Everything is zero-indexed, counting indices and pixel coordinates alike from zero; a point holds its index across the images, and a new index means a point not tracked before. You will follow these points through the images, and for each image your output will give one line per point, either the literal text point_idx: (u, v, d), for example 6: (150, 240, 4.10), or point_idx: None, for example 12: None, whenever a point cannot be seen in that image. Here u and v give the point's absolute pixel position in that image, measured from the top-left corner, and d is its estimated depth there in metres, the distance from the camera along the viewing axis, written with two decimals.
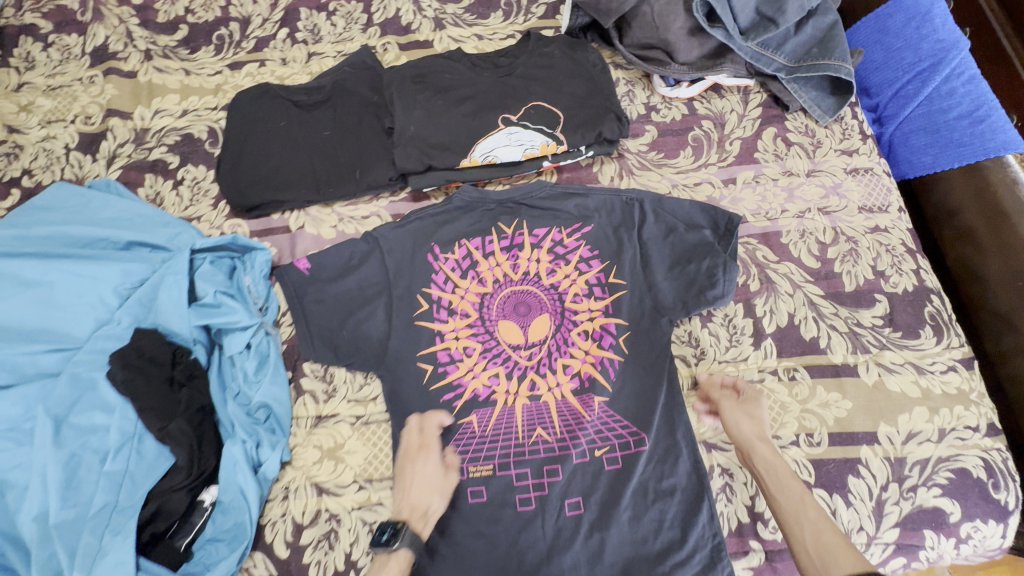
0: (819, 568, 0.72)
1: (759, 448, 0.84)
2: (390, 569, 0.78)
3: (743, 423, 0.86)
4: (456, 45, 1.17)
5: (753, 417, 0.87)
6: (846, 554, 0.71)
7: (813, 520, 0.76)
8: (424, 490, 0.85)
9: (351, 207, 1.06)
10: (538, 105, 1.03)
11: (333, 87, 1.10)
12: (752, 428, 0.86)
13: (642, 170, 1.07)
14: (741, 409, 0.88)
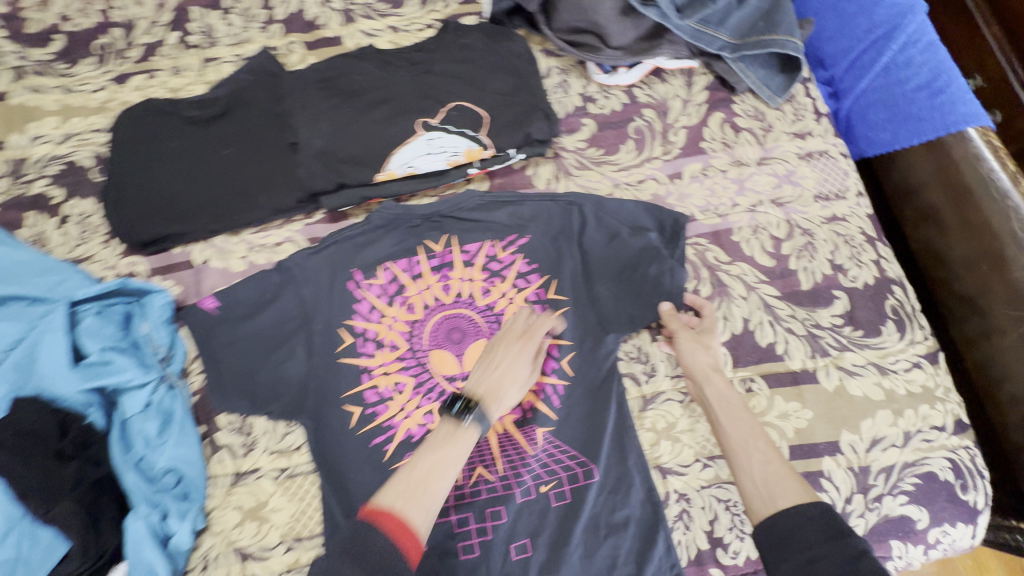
0: (765, 496, 0.67)
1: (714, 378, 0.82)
2: (456, 441, 0.69)
3: (697, 354, 0.84)
4: (369, 40, 1.05)
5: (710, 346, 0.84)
6: (792, 485, 0.67)
7: (761, 452, 0.72)
8: (507, 373, 0.78)
9: (261, 234, 0.95)
10: (459, 106, 0.93)
11: (229, 98, 0.97)
12: (707, 360, 0.84)
13: (580, 170, 0.98)
14: (697, 341, 0.85)
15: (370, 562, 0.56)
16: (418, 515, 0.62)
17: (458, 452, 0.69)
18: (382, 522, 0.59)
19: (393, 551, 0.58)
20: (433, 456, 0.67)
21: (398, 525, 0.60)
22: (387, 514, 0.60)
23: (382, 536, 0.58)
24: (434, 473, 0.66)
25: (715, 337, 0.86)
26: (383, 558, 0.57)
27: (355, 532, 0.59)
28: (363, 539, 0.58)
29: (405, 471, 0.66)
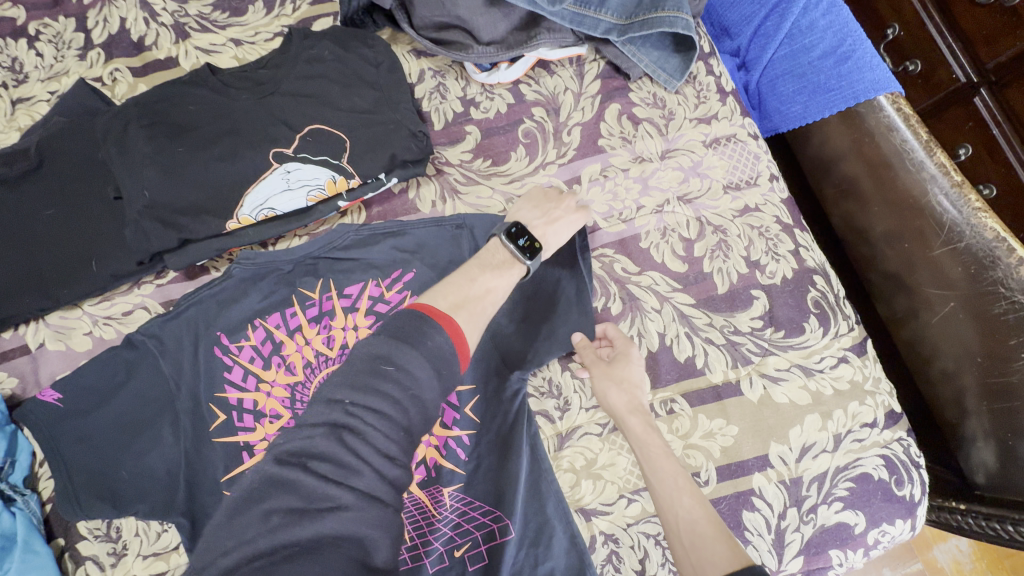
0: (693, 564, 0.57)
1: (635, 419, 0.73)
2: (505, 271, 0.72)
3: (612, 393, 0.75)
4: (209, 58, 0.90)
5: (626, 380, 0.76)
6: (721, 547, 0.57)
7: (688, 505, 0.62)
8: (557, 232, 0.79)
9: (106, 304, 0.82)
10: (313, 130, 0.80)
11: (40, 147, 0.81)
12: (622, 397, 0.75)
13: (468, 186, 0.87)
14: (610, 376, 0.76)
15: (429, 350, 0.54)
16: (471, 330, 0.61)
17: (508, 280, 0.71)
18: (449, 322, 0.58)
19: (450, 349, 0.56)
20: (489, 284, 0.69)
21: (456, 329, 0.58)
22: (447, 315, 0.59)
23: (446, 335, 0.56)
24: (485, 298, 0.67)
25: (632, 366, 0.77)
26: (438, 357, 0.54)
27: (414, 320, 0.57)
28: (423, 329, 0.56)
29: (465, 286, 0.67)
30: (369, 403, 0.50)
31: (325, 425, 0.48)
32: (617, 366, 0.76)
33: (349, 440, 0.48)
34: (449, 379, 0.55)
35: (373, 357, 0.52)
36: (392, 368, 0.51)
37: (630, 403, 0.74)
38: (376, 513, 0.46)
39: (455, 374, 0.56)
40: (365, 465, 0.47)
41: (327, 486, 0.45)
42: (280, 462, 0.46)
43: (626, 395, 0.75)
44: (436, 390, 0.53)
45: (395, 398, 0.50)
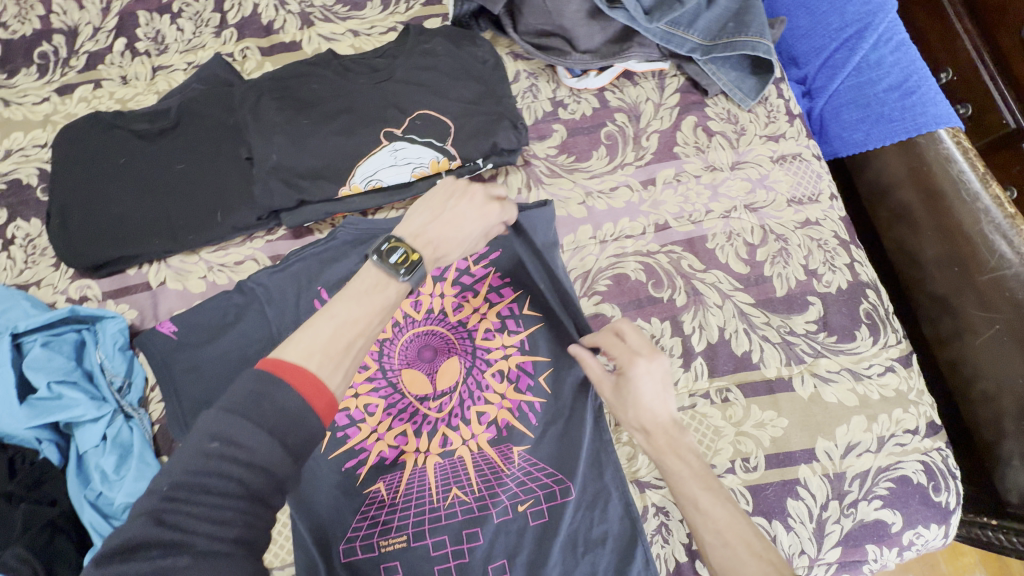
0: None
1: (657, 437, 0.73)
2: (377, 298, 0.66)
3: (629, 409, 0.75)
4: (329, 44, 1.00)
5: (640, 399, 0.75)
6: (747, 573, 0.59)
7: (711, 527, 0.64)
8: (448, 235, 0.75)
9: (221, 252, 0.92)
10: (423, 114, 0.89)
11: (180, 109, 0.92)
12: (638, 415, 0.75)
13: (552, 178, 0.95)
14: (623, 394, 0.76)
15: (269, 416, 0.53)
16: (329, 373, 0.58)
17: (384, 306, 0.67)
18: (296, 376, 0.56)
19: (303, 408, 0.55)
20: (358, 313, 0.64)
21: (308, 380, 0.56)
22: (301, 369, 0.56)
23: (294, 392, 0.55)
24: (353, 329, 0.63)
25: (640, 384, 0.75)
26: (286, 420, 0.53)
27: (261, 383, 0.54)
28: (265, 395, 0.53)
29: (320, 323, 0.62)
30: (207, 485, 0.49)
31: (140, 515, 0.48)
32: (626, 387, 0.76)
33: (172, 518, 0.48)
34: (298, 435, 0.54)
35: (198, 440, 0.51)
36: (218, 445, 0.51)
37: (648, 420, 0.75)
38: (217, 567, 0.48)
39: (309, 428, 0.55)
40: (191, 535, 0.48)
41: (158, 563, 0.46)
42: (100, 560, 0.45)
43: (642, 417, 0.75)
44: (277, 452, 0.52)
45: (229, 471, 0.50)
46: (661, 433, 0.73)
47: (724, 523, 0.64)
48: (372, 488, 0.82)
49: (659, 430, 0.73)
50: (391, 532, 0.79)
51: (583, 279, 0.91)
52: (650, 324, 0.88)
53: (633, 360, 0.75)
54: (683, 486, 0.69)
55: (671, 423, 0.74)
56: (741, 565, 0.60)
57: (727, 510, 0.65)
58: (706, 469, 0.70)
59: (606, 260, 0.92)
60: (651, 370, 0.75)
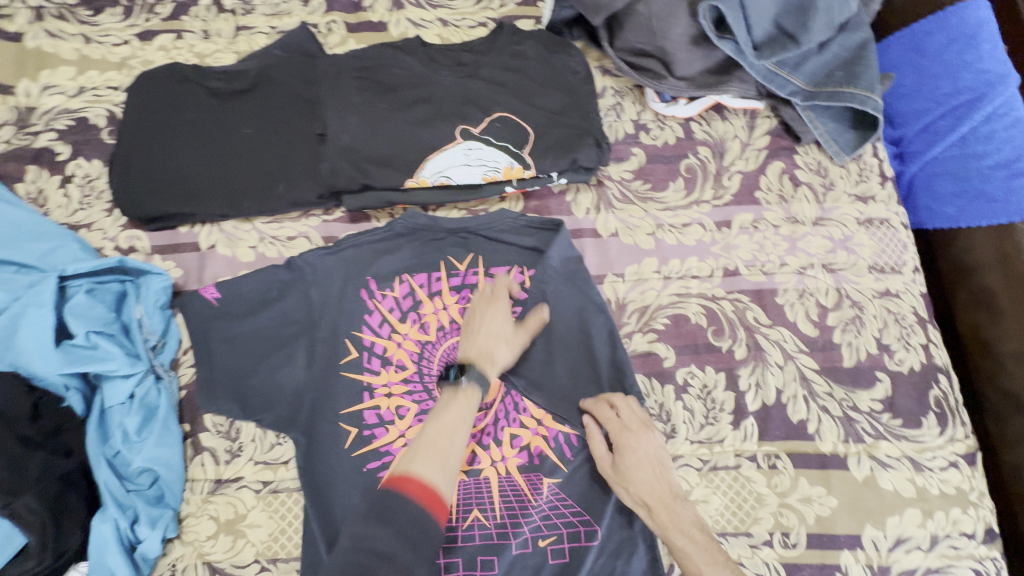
0: None
1: (659, 512, 0.72)
2: (456, 406, 0.72)
3: (639, 479, 0.74)
4: (416, 30, 0.97)
5: (637, 474, 0.74)
6: None
7: None
8: (491, 336, 0.79)
9: (275, 225, 0.89)
10: (503, 117, 0.86)
11: (258, 73, 0.90)
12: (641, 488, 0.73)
13: (623, 203, 0.91)
14: (628, 463, 0.74)
15: (398, 524, 0.59)
16: (436, 477, 0.64)
17: (465, 415, 0.72)
18: (409, 485, 0.62)
19: (420, 515, 0.60)
20: (442, 421, 0.70)
21: (421, 487, 0.62)
22: (417, 480, 0.63)
23: (411, 500, 0.61)
24: (446, 439, 0.69)
25: (638, 457, 0.75)
26: (416, 528, 0.59)
27: (383, 498, 0.61)
28: (388, 506, 0.60)
29: (419, 436, 0.69)
30: None
31: None
32: (624, 462, 0.74)
33: None
34: (420, 538, 0.59)
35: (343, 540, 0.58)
36: (359, 542, 0.57)
37: (649, 494, 0.73)
38: None
39: (430, 531, 0.60)
40: None
41: None
42: None
43: (641, 493, 0.73)
44: (402, 549, 0.57)
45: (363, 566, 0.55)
46: (664, 510, 0.72)
47: None
48: None
49: (660, 506, 0.72)
50: None
51: (641, 313, 0.87)
52: (704, 373, 0.84)
53: (623, 433, 0.76)
54: (692, 563, 0.70)
55: (668, 495, 0.73)
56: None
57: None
58: (712, 542, 0.71)
59: (667, 297, 0.87)
60: (638, 442, 0.76)
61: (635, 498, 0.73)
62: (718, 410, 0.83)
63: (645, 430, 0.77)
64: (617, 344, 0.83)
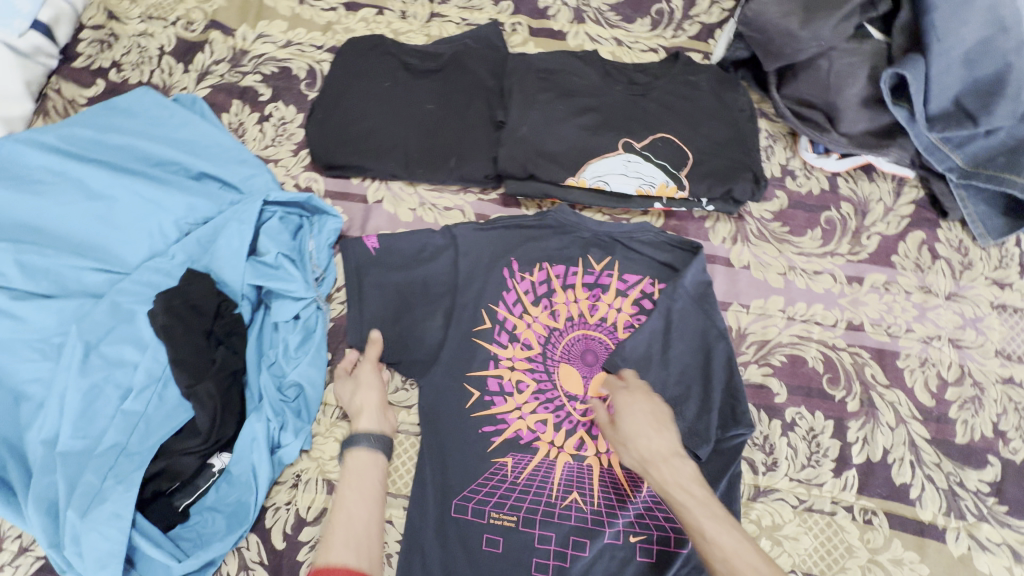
0: None
1: (658, 466, 0.73)
2: (353, 475, 0.74)
3: (637, 433, 0.76)
4: (592, 45, 1.05)
5: (634, 429, 0.76)
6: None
7: (723, 543, 0.63)
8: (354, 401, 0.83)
9: (437, 193, 0.98)
10: (666, 138, 0.92)
11: (449, 59, 1.00)
12: (642, 444, 0.75)
13: (760, 240, 0.95)
14: (627, 419, 0.77)
15: None
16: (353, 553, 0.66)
17: (371, 480, 0.74)
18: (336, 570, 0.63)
19: None
20: (348, 495, 0.72)
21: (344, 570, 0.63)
22: (333, 566, 0.63)
23: None
24: (346, 510, 0.70)
25: (637, 418, 0.77)
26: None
27: None
28: None
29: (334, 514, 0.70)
30: None
31: None
32: (623, 420, 0.78)
33: None
34: None
35: None
36: None
37: (647, 450, 0.74)
38: None
39: None
40: None
41: None
42: None
43: (639, 448, 0.75)
44: None
45: None
46: (661, 463, 0.72)
47: (734, 551, 0.62)
48: (500, 459, 0.84)
49: (658, 461, 0.73)
50: (504, 509, 0.81)
51: (759, 346, 0.90)
52: (813, 416, 0.86)
53: (621, 394, 0.81)
54: (690, 516, 0.67)
55: (671, 453, 0.74)
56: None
57: (734, 540, 0.63)
58: (711, 497, 0.69)
59: (789, 337, 0.90)
60: (637, 404, 0.79)
61: (635, 455, 0.75)
62: (822, 455, 0.85)
63: (647, 394, 0.81)
64: (734, 370, 0.86)
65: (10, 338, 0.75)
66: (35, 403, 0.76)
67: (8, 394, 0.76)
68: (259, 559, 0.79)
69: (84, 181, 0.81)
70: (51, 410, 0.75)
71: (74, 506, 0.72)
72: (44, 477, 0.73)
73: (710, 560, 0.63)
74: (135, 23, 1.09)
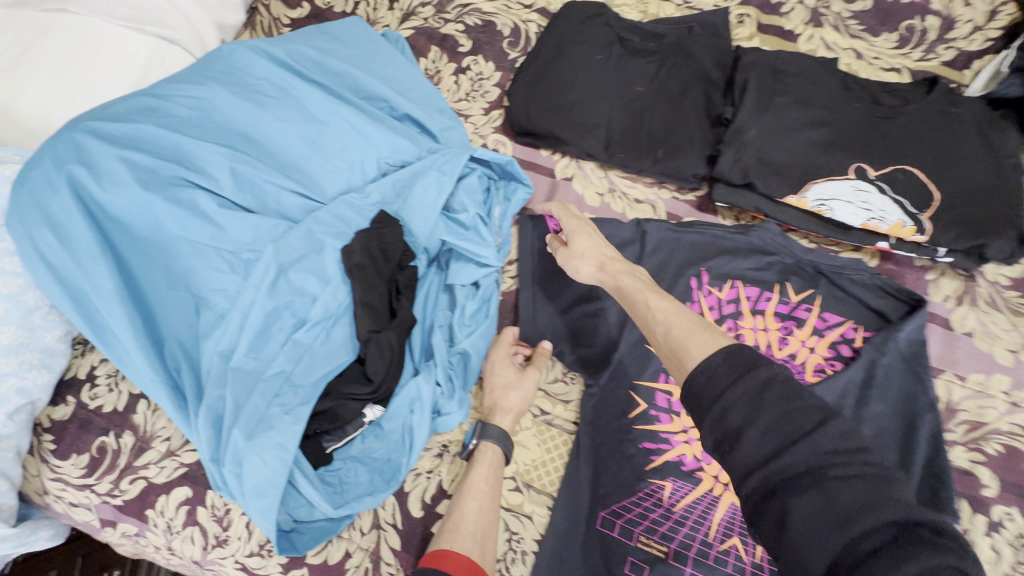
0: (680, 363, 0.56)
1: (608, 266, 0.74)
2: (479, 467, 0.74)
3: (590, 242, 0.76)
4: (827, 53, 0.95)
5: (586, 241, 0.77)
6: (702, 334, 0.57)
7: (665, 309, 0.63)
8: (501, 387, 0.80)
9: (629, 182, 0.92)
10: (910, 172, 0.81)
11: (671, 42, 0.92)
12: (592, 250, 0.76)
13: (990, 307, 0.83)
14: (581, 232, 0.78)
15: None
16: (468, 548, 0.66)
17: (494, 477, 0.74)
18: (452, 562, 0.64)
19: None
20: (469, 487, 0.72)
21: (461, 562, 0.64)
22: (459, 556, 0.64)
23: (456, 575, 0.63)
24: (472, 500, 0.71)
25: (588, 230, 0.78)
26: None
27: None
28: None
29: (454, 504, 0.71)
30: None
31: None
32: (575, 234, 0.78)
33: None
34: None
35: None
36: None
37: (596, 255, 0.75)
38: None
39: None
40: None
41: None
42: None
43: (592, 253, 0.75)
44: None
45: None
46: (613, 262, 0.74)
47: (676, 315, 0.62)
48: (658, 480, 0.77)
49: (610, 262, 0.74)
50: (655, 535, 0.74)
51: (970, 427, 0.78)
52: None
53: (571, 214, 0.80)
54: (635, 301, 0.67)
55: (615, 257, 0.75)
56: (685, 340, 0.57)
57: (674, 306, 0.64)
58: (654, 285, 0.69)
59: (1009, 424, 0.78)
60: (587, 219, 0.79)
61: (587, 263, 0.75)
62: None
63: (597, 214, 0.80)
64: (943, 447, 0.75)
65: (205, 244, 0.74)
66: (215, 314, 0.74)
67: (192, 299, 0.74)
68: (392, 521, 0.76)
69: (302, 102, 0.80)
70: (231, 324, 0.73)
71: (241, 426, 0.69)
72: (217, 389, 0.72)
73: (652, 331, 0.62)
74: None
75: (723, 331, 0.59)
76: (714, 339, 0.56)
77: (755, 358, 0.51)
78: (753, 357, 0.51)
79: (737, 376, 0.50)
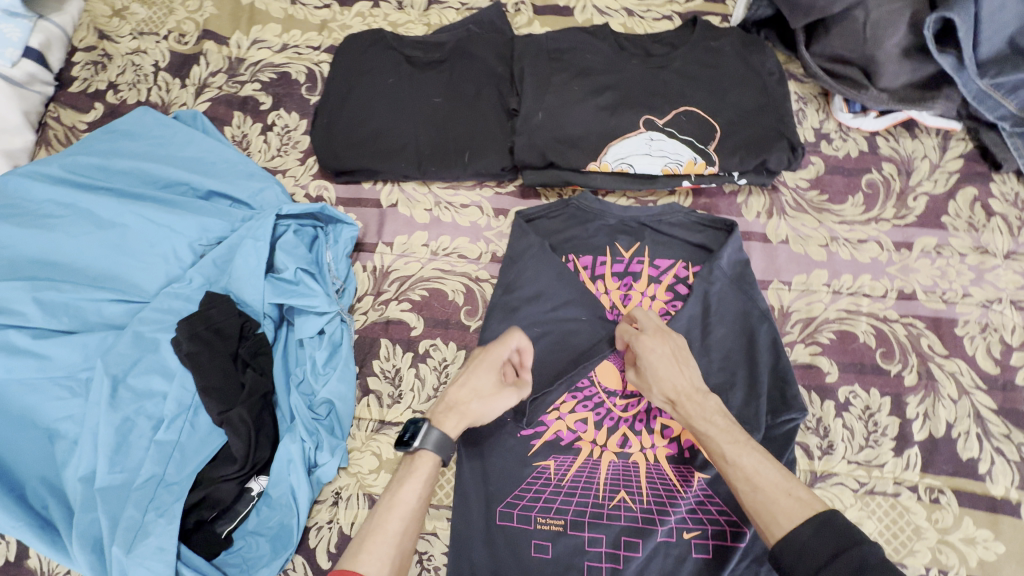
0: (764, 522, 0.61)
1: (683, 405, 0.71)
2: (412, 475, 0.69)
3: (663, 372, 0.72)
4: (602, 18, 0.99)
5: (655, 371, 0.73)
6: (785, 500, 0.61)
7: (756, 461, 0.65)
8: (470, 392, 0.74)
9: (452, 191, 0.95)
10: (689, 111, 0.86)
11: (455, 47, 0.95)
12: (665, 383, 0.72)
13: (797, 211, 0.90)
14: (653, 360, 0.73)
15: None
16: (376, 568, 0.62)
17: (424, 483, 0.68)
18: None
19: None
20: (394, 497, 0.67)
21: None
22: None
23: None
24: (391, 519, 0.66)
25: (650, 361, 0.73)
26: None
27: None
28: None
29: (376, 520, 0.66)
30: None
31: None
32: (644, 365, 0.73)
33: None
34: None
35: None
36: None
37: (673, 389, 0.72)
38: None
39: None
40: None
41: None
42: None
43: (666, 389, 0.72)
44: None
45: None
46: (688, 401, 0.70)
47: (761, 472, 0.64)
48: (542, 462, 0.81)
49: (683, 399, 0.71)
50: (550, 513, 0.78)
51: (805, 324, 0.85)
52: (868, 394, 0.81)
53: (640, 337, 0.75)
54: (716, 448, 0.67)
55: (693, 389, 0.71)
56: (774, 503, 0.61)
57: (755, 458, 0.65)
58: (734, 424, 0.68)
59: (835, 312, 0.85)
60: (655, 345, 0.74)
61: (661, 398, 0.73)
62: (880, 435, 0.79)
63: (665, 334, 0.75)
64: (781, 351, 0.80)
65: (36, 377, 0.73)
66: (68, 442, 0.74)
67: (40, 434, 0.74)
68: None
69: (98, 212, 0.80)
70: (84, 447, 0.72)
71: (119, 541, 0.70)
72: (86, 514, 0.71)
73: (733, 479, 0.65)
74: (125, 41, 1.06)
75: (807, 489, 0.62)
76: (800, 507, 0.60)
77: (846, 535, 0.56)
78: (841, 531, 0.57)
79: (830, 554, 0.56)
